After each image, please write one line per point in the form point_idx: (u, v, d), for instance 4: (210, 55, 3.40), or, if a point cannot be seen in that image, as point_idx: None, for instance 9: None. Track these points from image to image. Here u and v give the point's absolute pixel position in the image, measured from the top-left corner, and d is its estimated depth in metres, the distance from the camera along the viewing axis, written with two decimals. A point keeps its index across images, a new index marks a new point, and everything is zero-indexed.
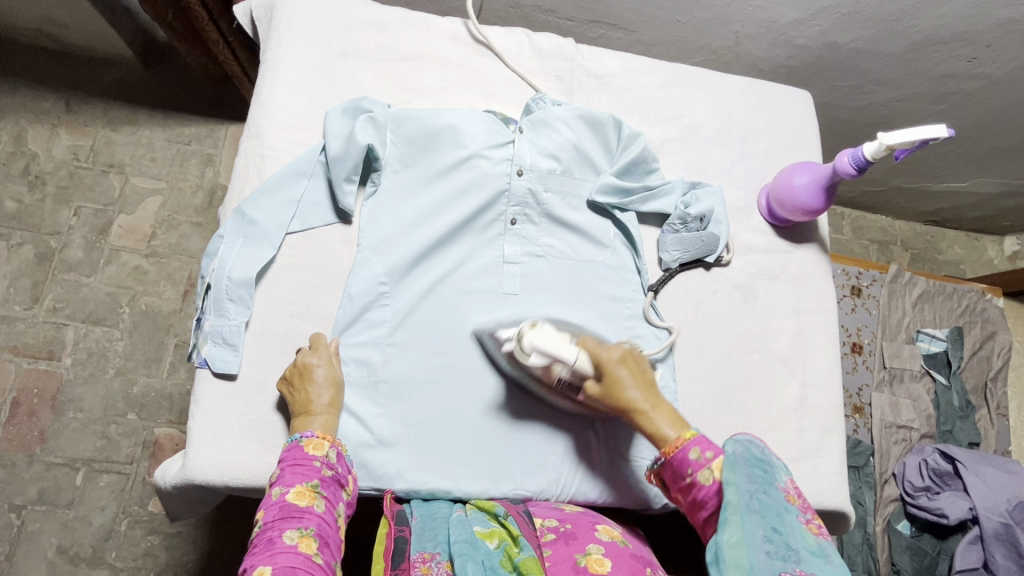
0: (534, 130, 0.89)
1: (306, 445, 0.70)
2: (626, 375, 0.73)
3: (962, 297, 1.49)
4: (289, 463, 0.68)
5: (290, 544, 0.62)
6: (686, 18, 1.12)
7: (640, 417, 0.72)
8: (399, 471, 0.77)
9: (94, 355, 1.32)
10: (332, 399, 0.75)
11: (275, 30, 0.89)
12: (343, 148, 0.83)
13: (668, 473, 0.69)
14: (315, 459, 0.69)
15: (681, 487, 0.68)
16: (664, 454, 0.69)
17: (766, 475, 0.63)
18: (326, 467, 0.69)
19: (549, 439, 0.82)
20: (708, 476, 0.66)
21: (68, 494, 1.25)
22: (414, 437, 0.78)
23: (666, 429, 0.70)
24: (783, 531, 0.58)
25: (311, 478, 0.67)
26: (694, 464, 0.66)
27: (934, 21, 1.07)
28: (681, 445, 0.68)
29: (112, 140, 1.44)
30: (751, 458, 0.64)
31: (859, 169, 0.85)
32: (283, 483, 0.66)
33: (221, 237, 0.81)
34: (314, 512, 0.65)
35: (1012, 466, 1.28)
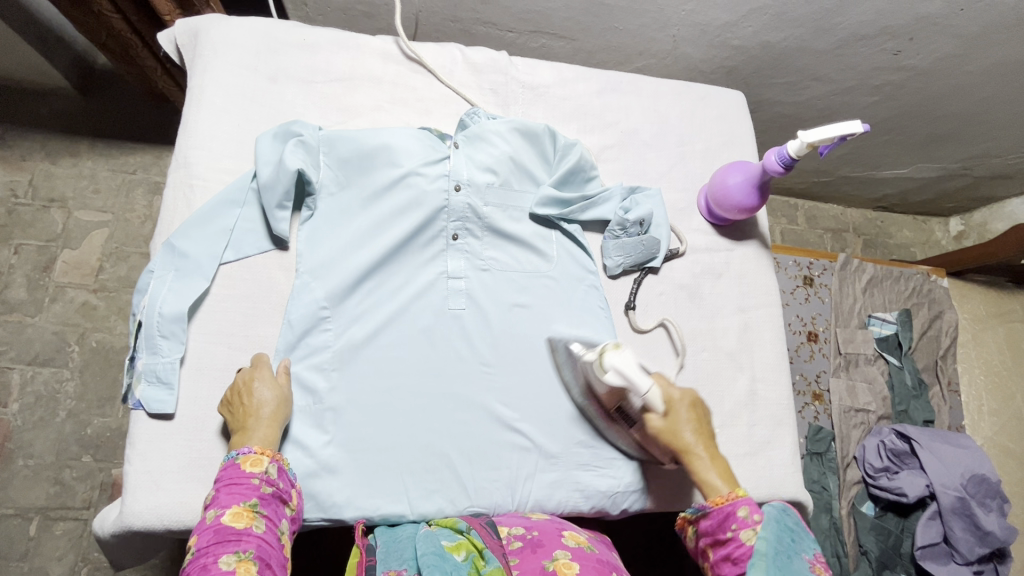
0: (470, 145, 0.89)
1: (243, 463, 0.67)
2: (691, 418, 0.79)
3: (909, 280, 1.54)
4: (225, 484, 0.66)
5: (227, 570, 0.58)
6: (623, 25, 1.14)
7: (698, 460, 0.76)
8: (351, 498, 0.76)
9: (43, 399, 1.27)
10: (275, 411, 0.73)
11: (200, 58, 0.88)
12: (274, 173, 0.81)
13: (708, 524, 0.71)
14: (253, 477, 0.67)
15: (718, 541, 0.70)
16: (712, 503, 0.72)
17: (794, 542, 0.65)
18: (266, 485, 0.67)
19: (505, 454, 0.82)
20: (749, 538, 0.67)
21: (21, 546, 1.19)
22: (365, 464, 0.77)
23: (717, 480, 0.74)
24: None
25: (250, 496, 0.65)
26: (741, 521, 0.69)
27: (856, 18, 1.11)
28: (732, 499, 0.71)
29: (52, 173, 1.38)
30: (780, 523, 0.67)
31: (786, 166, 0.87)
32: (219, 505, 0.64)
33: (152, 272, 0.79)
34: (253, 534, 0.63)
35: (963, 440, 1.33)
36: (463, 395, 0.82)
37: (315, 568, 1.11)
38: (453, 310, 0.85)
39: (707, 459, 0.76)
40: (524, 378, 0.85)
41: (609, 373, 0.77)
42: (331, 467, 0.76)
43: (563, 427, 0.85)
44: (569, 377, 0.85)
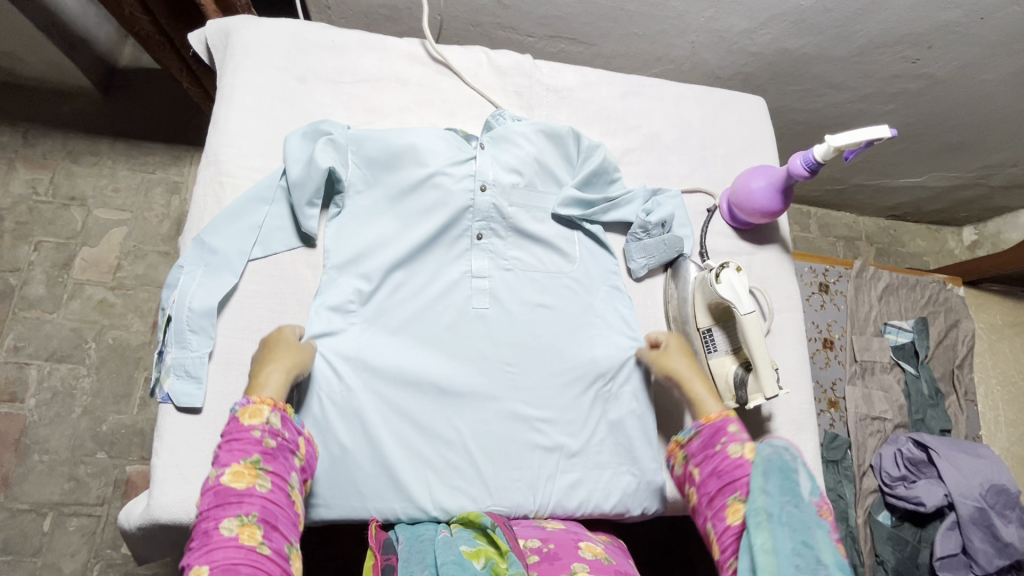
0: (496, 146, 0.90)
1: (242, 415, 0.65)
2: (686, 354, 0.86)
3: (925, 288, 1.53)
4: (227, 440, 0.64)
5: (229, 535, 0.57)
6: (642, 30, 1.15)
7: (689, 384, 0.82)
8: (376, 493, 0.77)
9: (60, 394, 1.28)
10: (289, 367, 0.72)
11: (230, 58, 0.89)
12: (303, 171, 0.82)
13: (699, 442, 0.74)
14: (253, 429, 0.64)
15: (706, 456, 0.72)
16: (705, 420, 0.76)
17: (798, 486, 0.61)
18: (269, 437, 0.65)
19: (529, 453, 0.82)
20: (737, 451, 0.70)
21: (35, 541, 1.20)
22: (390, 461, 0.77)
23: (709, 400, 0.79)
24: (813, 547, 0.57)
25: (252, 452, 0.63)
26: (730, 436, 0.72)
27: (876, 26, 1.11)
28: (722, 417, 0.75)
29: (73, 171, 1.40)
30: (780, 467, 0.63)
31: (811, 170, 0.88)
32: (219, 464, 0.62)
33: (182, 267, 0.80)
34: (257, 493, 0.61)
35: (982, 450, 1.32)
36: (488, 394, 0.82)
37: (330, 566, 1.11)
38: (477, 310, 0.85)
39: (701, 383, 0.82)
40: (547, 378, 0.85)
41: (721, 285, 0.84)
42: (357, 461, 0.77)
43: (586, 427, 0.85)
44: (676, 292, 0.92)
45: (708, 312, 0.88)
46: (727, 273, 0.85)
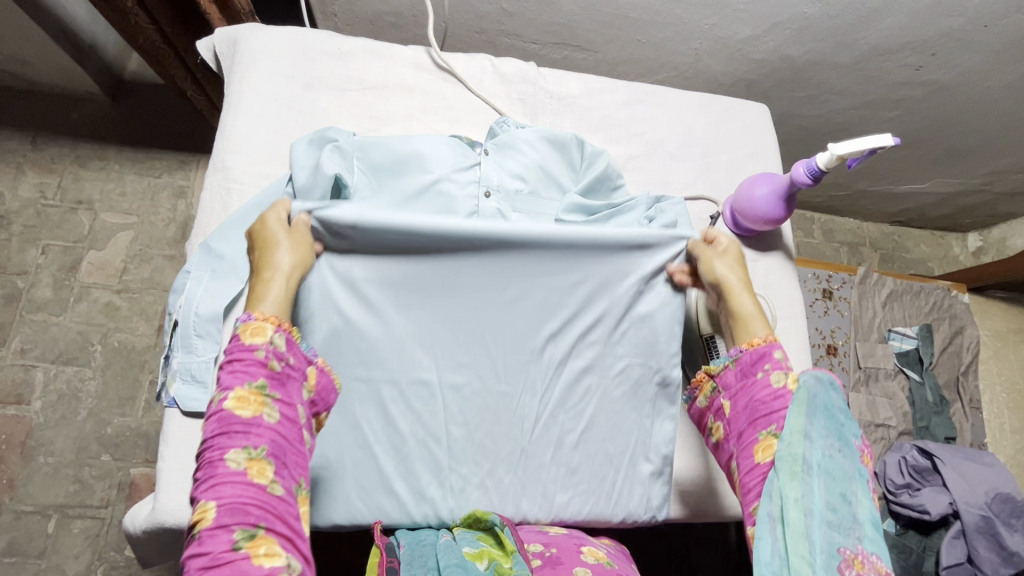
0: (500, 152, 0.91)
1: (243, 333, 0.62)
2: (738, 262, 0.82)
3: (929, 295, 1.53)
4: (227, 367, 0.60)
5: (237, 469, 0.55)
6: (646, 37, 1.16)
7: (735, 298, 0.79)
8: (376, 368, 0.79)
9: (65, 397, 1.29)
10: (288, 273, 0.69)
11: (238, 65, 0.90)
12: (310, 178, 0.83)
13: (736, 370, 0.75)
14: (257, 353, 0.61)
15: (742, 386, 0.74)
16: (747, 346, 0.76)
17: (842, 434, 0.65)
18: (274, 362, 0.61)
19: (534, 336, 0.84)
20: (779, 380, 0.72)
21: (39, 542, 1.21)
22: (395, 335, 0.80)
23: (755, 321, 0.77)
24: (849, 494, 0.62)
25: (257, 378, 0.60)
26: (774, 363, 0.73)
27: (879, 33, 1.12)
28: (767, 342, 0.75)
29: (81, 176, 1.42)
30: (826, 407, 0.67)
31: (814, 178, 0.88)
32: (222, 388, 0.59)
33: (188, 272, 0.80)
34: (264, 424, 0.58)
35: (987, 458, 1.31)
36: (501, 282, 0.82)
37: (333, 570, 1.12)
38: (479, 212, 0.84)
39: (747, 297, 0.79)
40: (571, 275, 0.83)
41: None
42: (363, 338, 0.78)
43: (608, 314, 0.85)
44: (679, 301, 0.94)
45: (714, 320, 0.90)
46: None
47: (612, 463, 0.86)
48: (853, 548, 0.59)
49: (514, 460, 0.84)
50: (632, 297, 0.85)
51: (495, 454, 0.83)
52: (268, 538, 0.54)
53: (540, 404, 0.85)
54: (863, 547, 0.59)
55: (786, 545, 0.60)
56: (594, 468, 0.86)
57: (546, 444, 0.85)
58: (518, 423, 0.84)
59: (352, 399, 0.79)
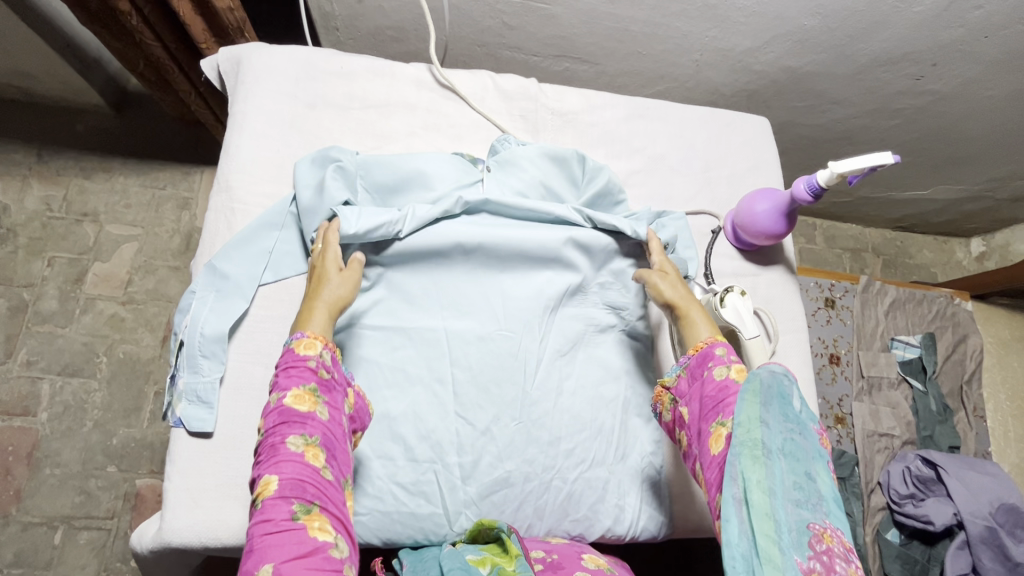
0: (502, 170, 0.92)
1: (296, 346, 0.67)
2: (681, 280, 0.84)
3: (932, 303, 1.53)
4: (284, 368, 0.65)
5: (296, 451, 0.60)
6: (646, 50, 1.16)
7: (677, 309, 0.80)
8: (384, 316, 0.83)
9: (71, 408, 1.29)
10: (335, 302, 0.73)
11: (242, 85, 0.91)
12: (315, 200, 0.83)
13: (689, 375, 0.74)
14: (309, 360, 0.66)
15: (694, 385, 0.73)
16: (693, 350, 0.76)
17: (794, 415, 0.65)
18: (323, 369, 0.66)
19: (529, 286, 0.88)
20: (724, 373, 0.71)
21: (46, 554, 1.21)
22: (400, 288, 0.85)
23: (700, 328, 0.78)
24: (809, 474, 0.62)
25: (310, 380, 0.64)
26: (718, 360, 0.72)
27: (879, 44, 1.12)
28: (710, 342, 0.75)
29: (85, 188, 1.43)
30: (779, 393, 0.66)
31: (814, 195, 0.88)
32: (280, 388, 0.64)
33: (193, 292, 0.81)
34: (317, 420, 0.63)
35: (991, 467, 1.31)
36: (497, 236, 0.87)
37: None
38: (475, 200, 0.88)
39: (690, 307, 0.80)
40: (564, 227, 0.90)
41: (726, 310, 0.85)
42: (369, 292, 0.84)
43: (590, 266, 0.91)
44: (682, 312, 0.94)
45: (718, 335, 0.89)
46: (731, 297, 0.86)
47: (610, 410, 0.87)
48: (821, 526, 0.59)
49: (518, 407, 0.83)
50: (610, 252, 0.92)
51: (500, 399, 0.83)
52: (321, 516, 0.58)
53: (540, 350, 0.86)
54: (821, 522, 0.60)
55: (752, 526, 0.59)
56: (593, 415, 0.86)
57: (548, 389, 0.85)
58: (521, 368, 0.84)
59: (364, 344, 0.82)
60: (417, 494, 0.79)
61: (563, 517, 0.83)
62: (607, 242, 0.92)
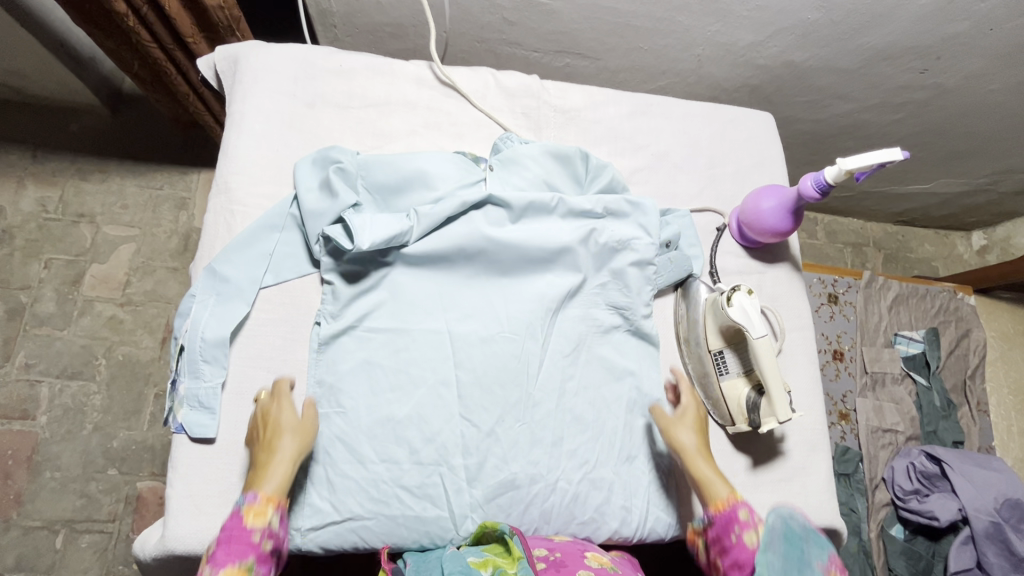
0: (505, 169, 0.90)
1: (246, 513, 0.68)
2: (697, 425, 0.84)
3: (935, 297, 1.52)
4: (223, 542, 0.66)
5: None
6: (648, 45, 1.15)
7: (693, 462, 0.80)
8: (387, 318, 0.82)
9: (71, 411, 1.28)
10: (294, 457, 0.72)
11: (239, 84, 0.90)
12: (317, 202, 0.82)
13: (714, 531, 0.75)
14: (254, 532, 0.67)
15: (723, 546, 0.73)
16: (714, 507, 0.76)
17: (802, 555, 0.65)
18: (266, 540, 0.68)
19: (530, 288, 0.87)
20: (752, 539, 0.71)
21: (48, 558, 1.21)
22: (401, 290, 0.83)
23: (716, 484, 0.78)
24: None
25: (247, 556, 0.66)
26: (744, 523, 0.73)
27: (883, 38, 1.11)
28: (732, 502, 0.75)
29: (82, 189, 1.41)
30: (788, 536, 0.67)
31: (821, 192, 0.87)
32: (215, 564, 0.64)
33: (193, 296, 0.80)
34: None
35: (996, 463, 1.31)
36: (498, 236, 0.86)
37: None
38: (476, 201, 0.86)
39: (705, 460, 0.80)
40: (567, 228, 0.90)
41: (733, 309, 0.83)
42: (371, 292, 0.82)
43: (590, 266, 0.90)
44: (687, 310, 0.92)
45: (722, 333, 0.88)
46: (738, 296, 0.84)
47: (612, 410, 0.86)
48: None
49: (521, 409, 0.82)
50: (611, 250, 0.91)
51: (504, 400, 0.82)
52: None
53: (542, 351, 0.85)
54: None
55: None
56: (596, 416, 0.85)
57: (551, 390, 0.84)
58: (524, 369, 0.83)
59: (371, 347, 0.81)
60: (422, 498, 0.78)
61: (570, 519, 0.82)
62: (608, 240, 0.90)
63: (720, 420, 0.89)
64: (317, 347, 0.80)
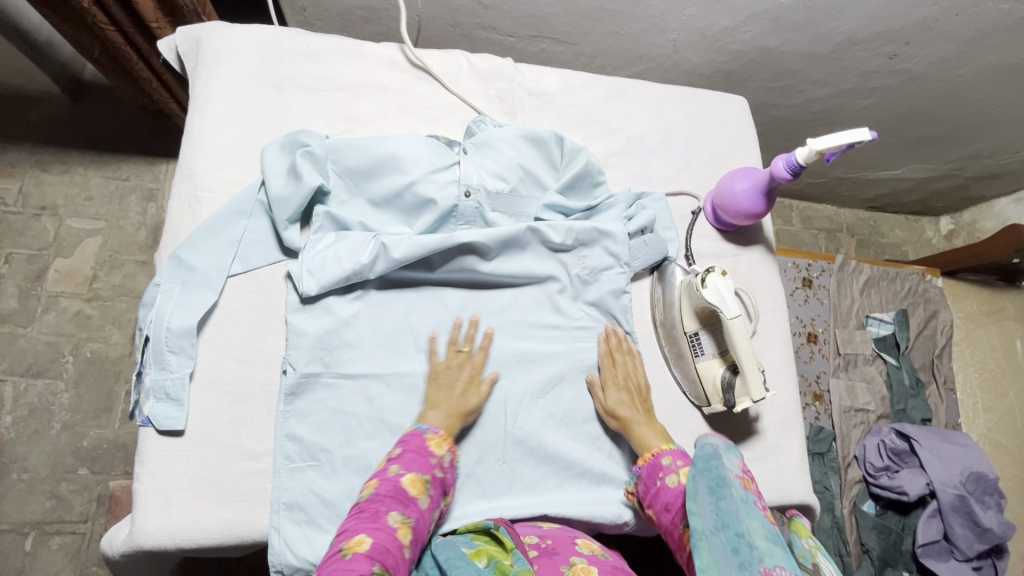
0: (479, 152, 0.89)
1: (429, 439, 0.72)
2: (628, 388, 0.84)
3: (904, 280, 1.56)
4: (411, 449, 0.70)
5: (393, 526, 0.62)
6: (623, 30, 1.14)
7: (634, 427, 0.81)
8: (361, 364, 0.79)
9: (37, 411, 1.24)
10: (462, 410, 0.77)
11: (202, 66, 0.87)
12: (284, 187, 0.81)
13: (644, 483, 0.76)
14: (434, 456, 0.71)
15: (653, 495, 0.74)
16: (642, 460, 0.77)
17: (720, 476, 0.61)
18: (439, 469, 0.70)
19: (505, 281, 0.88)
20: (674, 480, 0.72)
21: (17, 561, 1.17)
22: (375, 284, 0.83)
23: (651, 439, 0.79)
24: (745, 534, 0.54)
25: (426, 470, 0.69)
26: (665, 468, 0.74)
27: (853, 23, 1.11)
28: (658, 453, 0.76)
29: (43, 180, 1.35)
30: (708, 464, 0.63)
31: (793, 172, 0.88)
32: (402, 464, 0.68)
33: (158, 286, 0.78)
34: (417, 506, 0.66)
35: (961, 438, 1.35)
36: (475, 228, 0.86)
37: None
38: (452, 191, 0.86)
39: (646, 423, 0.81)
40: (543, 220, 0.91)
41: (707, 290, 0.84)
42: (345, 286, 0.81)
43: (569, 264, 0.91)
44: (663, 293, 0.93)
45: (696, 315, 0.88)
46: (713, 277, 0.85)
47: (596, 445, 0.86)
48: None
49: (498, 406, 0.83)
50: (584, 281, 0.91)
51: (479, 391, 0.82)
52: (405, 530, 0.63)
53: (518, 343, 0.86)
54: (771, 571, 0.50)
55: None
56: (573, 403, 0.86)
57: (528, 380, 0.85)
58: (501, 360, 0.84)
59: (347, 343, 0.80)
60: None
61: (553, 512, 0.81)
62: (581, 270, 0.91)
63: (696, 400, 0.90)
64: (289, 345, 0.78)
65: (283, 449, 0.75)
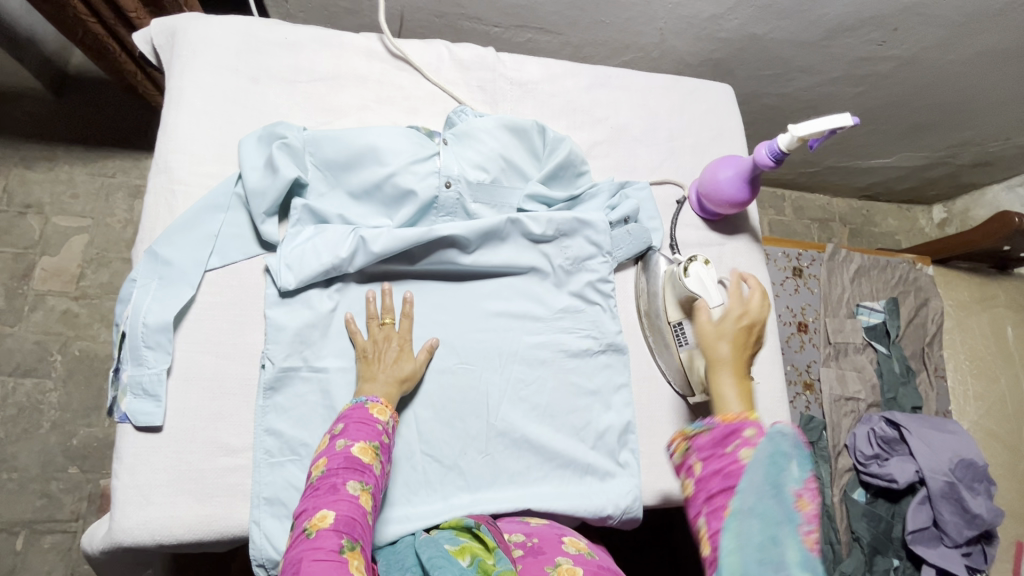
0: (459, 143, 0.88)
1: (371, 408, 0.70)
2: (739, 338, 0.74)
3: (895, 268, 1.55)
4: (354, 421, 0.68)
5: (354, 494, 0.61)
6: (609, 19, 1.13)
7: (719, 374, 0.71)
8: (341, 359, 0.79)
9: (26, 411, 1.23)
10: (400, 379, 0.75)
11: (178, 58, 0.85)
12: (261, 179, 0.80)
13: (709, 438, 0.65)
14: (378, 423, 0.69)
15: (716, 454, 0.63)
16: (721, 418, 0.66)
17: (779, 479, 0.57)
18: (386, 434, 0.70)
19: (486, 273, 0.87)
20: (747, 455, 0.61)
21: (9, 561, 1.17)
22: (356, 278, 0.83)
23: (732, 400, 0.68)
24: (780, 543, 0.53)
25: (374, 438, 0.68)
26: (746, 440, 0.62)
27: (840, 9, 1.10)
28: (743, 418, 0.65)
29: (27, 178, 1.34)
30: (774, 457, 0.59)
31: (777, 160, 0.87)
32: (348, 437, 0.66)
33: (135, 281, 0.77)
34: (374, 472, 0.65)
35: (951, 426, 1.35)
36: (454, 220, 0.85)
37: None
38: (431, 183, 0.85)
39: (733, 378, 0.70)
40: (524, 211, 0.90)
41: (689, 279, 0.84)
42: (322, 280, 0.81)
43: (552, 255, 0.90)
44: (648, 284, 0.92)
45: (680, 306, 0.87)
46: (696, 266, 0.85)
47: (581, 435, 0.85)
48: None
49: (481, 398, 0.82)
50: (567, 273, 0.90)
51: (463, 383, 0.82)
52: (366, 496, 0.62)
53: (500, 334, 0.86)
54: None
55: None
56: (558, 395, 0.86)
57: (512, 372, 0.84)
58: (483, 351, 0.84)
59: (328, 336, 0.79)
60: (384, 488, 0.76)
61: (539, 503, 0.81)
62: (563, 261, 0.90)
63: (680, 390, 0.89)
64: (268, 340, 0.77)
65: (263, 444, 0.75)
